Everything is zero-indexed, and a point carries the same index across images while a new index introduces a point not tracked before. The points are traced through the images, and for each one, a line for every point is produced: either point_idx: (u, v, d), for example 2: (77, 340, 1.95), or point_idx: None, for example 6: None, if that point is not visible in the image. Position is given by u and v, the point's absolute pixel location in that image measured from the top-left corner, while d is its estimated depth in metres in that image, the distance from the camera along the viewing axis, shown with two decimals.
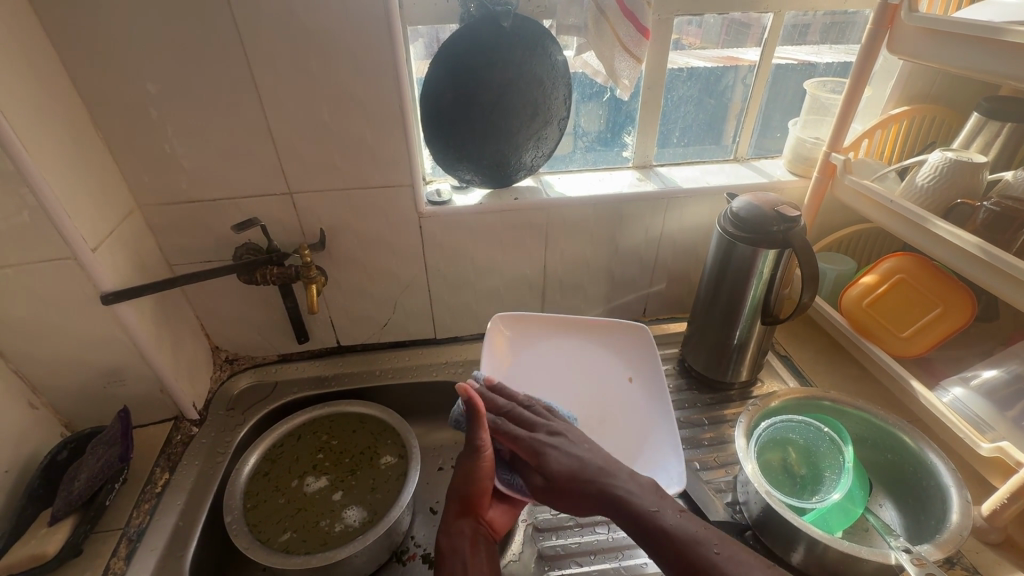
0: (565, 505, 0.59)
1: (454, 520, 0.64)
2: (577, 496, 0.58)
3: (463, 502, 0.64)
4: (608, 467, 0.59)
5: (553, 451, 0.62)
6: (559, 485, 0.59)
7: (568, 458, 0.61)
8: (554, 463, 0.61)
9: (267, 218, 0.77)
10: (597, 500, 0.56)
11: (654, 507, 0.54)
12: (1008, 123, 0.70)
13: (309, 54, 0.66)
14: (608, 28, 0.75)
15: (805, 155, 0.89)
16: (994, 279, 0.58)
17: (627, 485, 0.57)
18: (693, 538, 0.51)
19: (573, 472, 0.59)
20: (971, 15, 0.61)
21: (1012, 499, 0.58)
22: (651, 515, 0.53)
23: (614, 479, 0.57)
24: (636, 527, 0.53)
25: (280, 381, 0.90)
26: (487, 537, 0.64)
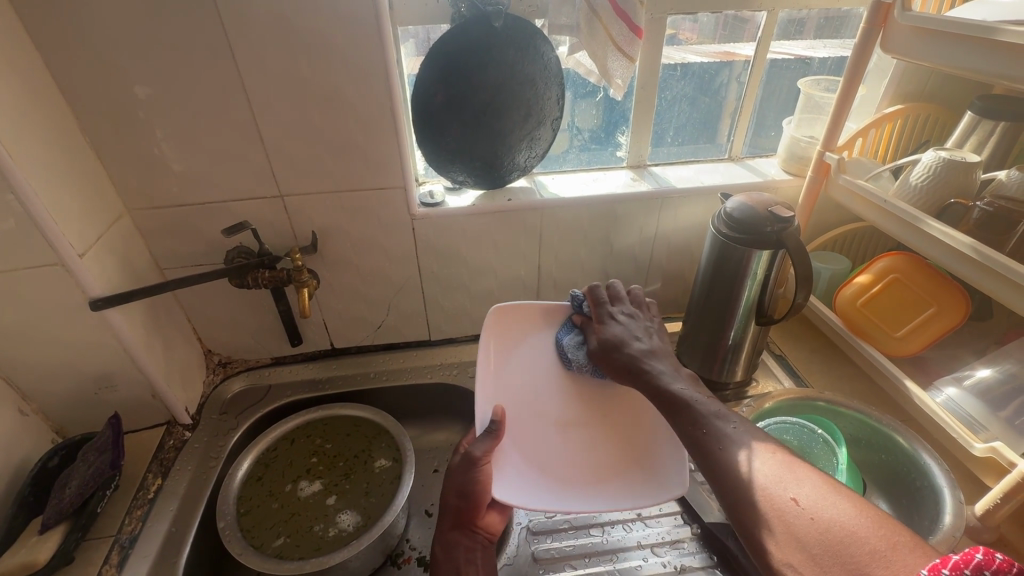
0: (608, 366, 0.68)
1: (450, 532, 0.64)
2: (618, 361, 0.66)
3: (456, 516, 0.64)
4: (653, 354, 0.65)
5: (620, 322, 0.70)
6: (611, 347, 0.68)
7: (622, 333, 0.68)
8: (609, 338, 0.68)
9: (258, 222, 0.76)
10: (635, 371, 0.64)
11: (678, 386, 0.59)
12: (1001, 122, 0.70)
13: (298, 55, 0.65)
14: (601, 27, 0.74)
15: (800, 154, 0.89)
16: (986, 280, 0.58)
17: (662, 369, 0.62)
18: (715, 415, 0.53)
19: (618, 344, 0.67)
20: (964, 14, 0.61)
21: (1005, 499, 0.58)
22: (674, 389, 0.58)
23: (653, 362, 0.64)
24: (660, 395, 0.59)
25: (274, 384, 0.89)
26: (484, 547, 0.64)
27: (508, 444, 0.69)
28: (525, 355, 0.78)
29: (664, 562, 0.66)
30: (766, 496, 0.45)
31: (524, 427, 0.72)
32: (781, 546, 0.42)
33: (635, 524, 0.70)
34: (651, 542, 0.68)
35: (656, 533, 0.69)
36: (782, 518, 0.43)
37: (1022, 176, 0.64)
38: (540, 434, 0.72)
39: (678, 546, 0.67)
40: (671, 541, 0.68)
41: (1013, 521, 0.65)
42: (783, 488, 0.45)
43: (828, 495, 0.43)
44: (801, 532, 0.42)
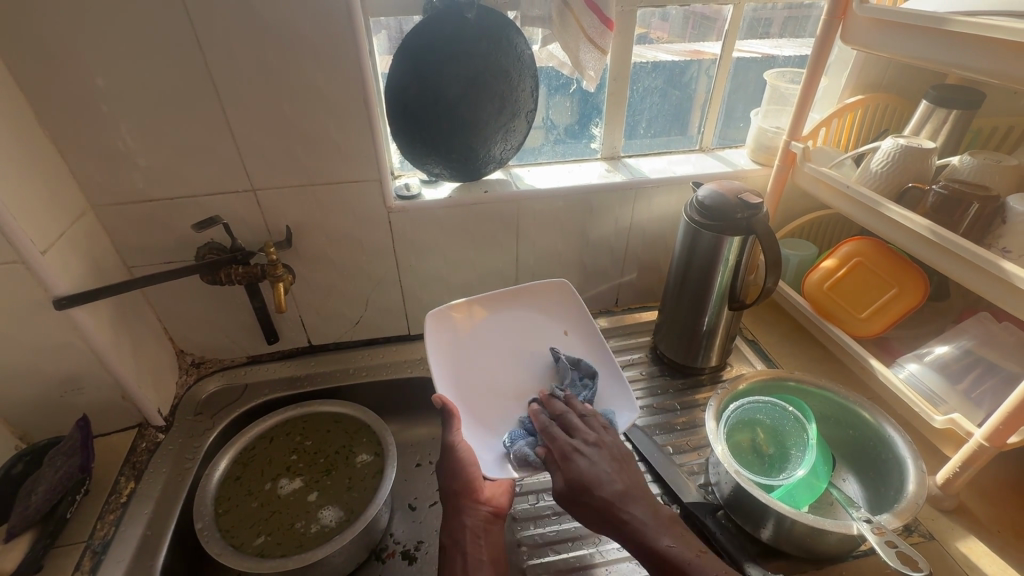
0: (583, 515, 0.61)
1: (452, 515, 0.65)
2: (591, 512, 0.60)
3: (454, 498, 0.65)
4: (626, 493, 0.60)
5: (583, 434, 0.66)
6: (579, 491, 0.61)
7: (594, 470, 0.61)
8: (575, 477, 0.61)
9: (229, 217, 0.75)
10: (608, 523, 0.59)
11: (663, 542, 0.56)
12: (953, 110, 0.73)
13: (267, 46, 0.64)
14: (572, 19, 0.75)
15: (767, 145, 0.91)
16: (942, 258, 0.61)
17: (643, 515, 0.58)
18: (712, 565, 0.54)
19: (591, 485, 0.60)
20: (917, 6, 0.64)
21: (963, 467, 0.62)
22: (664, 547, 0.55)
23: (631, 508, 0.59)
24: (650, 557, 0.55)
25: (251, 383, 0.88)
26: (487, 521, 0.64)
27: (482, 426, 0.73)
28: (486, 336, 0.82)
29: None
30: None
31: (491, 408, 0.75)
32: None
33: None
34: None
35: None
36: None
37: (973, 161, 0.68)
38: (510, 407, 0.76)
39: None
40: None
41: (972, 488, 0.68)
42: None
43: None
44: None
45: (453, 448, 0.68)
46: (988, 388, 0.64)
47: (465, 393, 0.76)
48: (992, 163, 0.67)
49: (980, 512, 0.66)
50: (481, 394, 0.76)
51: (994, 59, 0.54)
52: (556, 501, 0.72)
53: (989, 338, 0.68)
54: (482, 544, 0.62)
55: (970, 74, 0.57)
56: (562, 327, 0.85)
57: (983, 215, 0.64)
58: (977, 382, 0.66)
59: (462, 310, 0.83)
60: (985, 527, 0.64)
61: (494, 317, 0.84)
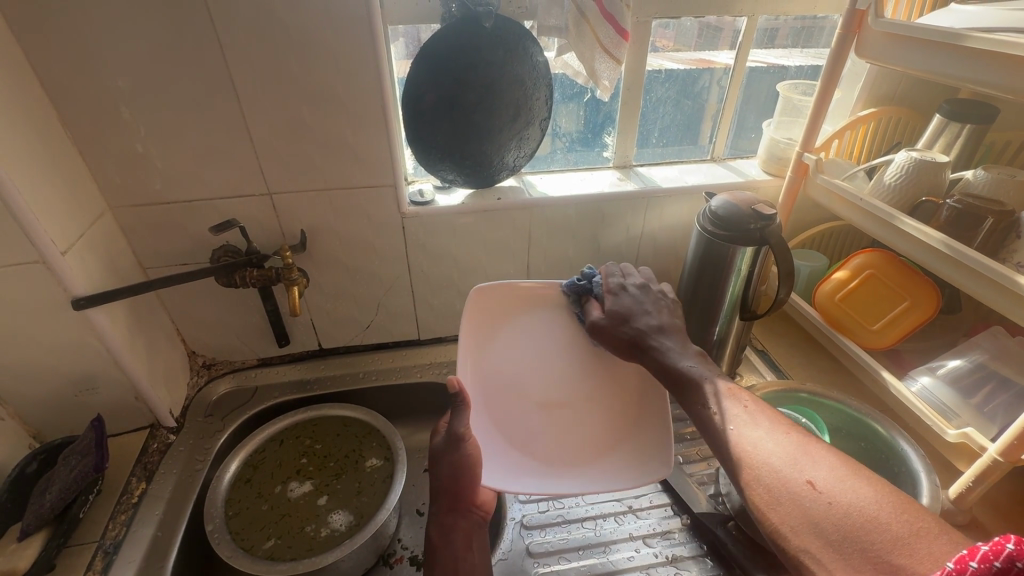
0: (613, 342, 0.70)
1: (448, 516, 0.64)
2: (625, 341, 0.69)
3: (452, 498, 0.65)
4: (665, 326, 0.67)
5: (626, 308, 0.70)
6: (619, 321, 0.70)
7: (634, 309, 0.70)
8: (616, 310, 0.71)
9: (245, 219, 0.75)
10: (639, 349, 0.66)
11: (684, 362, 0.61)
12: (967, 124, 0.74)
13: (287, 51, 0.65)
14: (589, 30, 0.76)
15: (779, 155, 0.92)
16: (956, 272, 0.61)
17: (670, 343, 0.65)
18: (721, 393, 0.56)
19: (627, 318, 0.69)
20: (932, 21, 0.64)
21: (977, 481, 0.61)
22: (681, 366, 0.61)
23: (660, 338, 0.66)
24: (667, 373, 0.61)
25: (261, 385, 0.88)
26: (479, 523, 0.66)
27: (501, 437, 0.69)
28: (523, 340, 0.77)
29: (656, 552, 0.67)
30: (780, 478, 0.46)
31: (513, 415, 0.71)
32: (797, 531, 0.44)
33: (626, 516, 0.71)
34: (643, 533, 0.69)
35: (647, 525, 0.70)
36: (795, 500, 0.45)
37: (987, 175, 0.68)
38: (526, 418, 0.72)
39: (669, 537, 0.68)
40: (662, 532, 0.69)
41: (985, 504, 0.68)
42: (798, 470, 0.46)
43: (845, 478, 0.45)
44: (815, 513, 0.44)
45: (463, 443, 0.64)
46: (1001, 403, 0.64)
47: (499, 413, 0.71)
48: (1007, 178, 0.67)
49: (993, 528, 0.65)
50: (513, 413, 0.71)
51: (1010, 75, 0.54)
52: (565, 509, 0.72)
53: (1002, 353, 0.68)
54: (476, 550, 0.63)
55: (986, 90, 0.57)
56: None
57: (997, 229, 0.64)
58: (990, 397, 0.65)
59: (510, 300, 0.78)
60: (999, 543, 0.64)
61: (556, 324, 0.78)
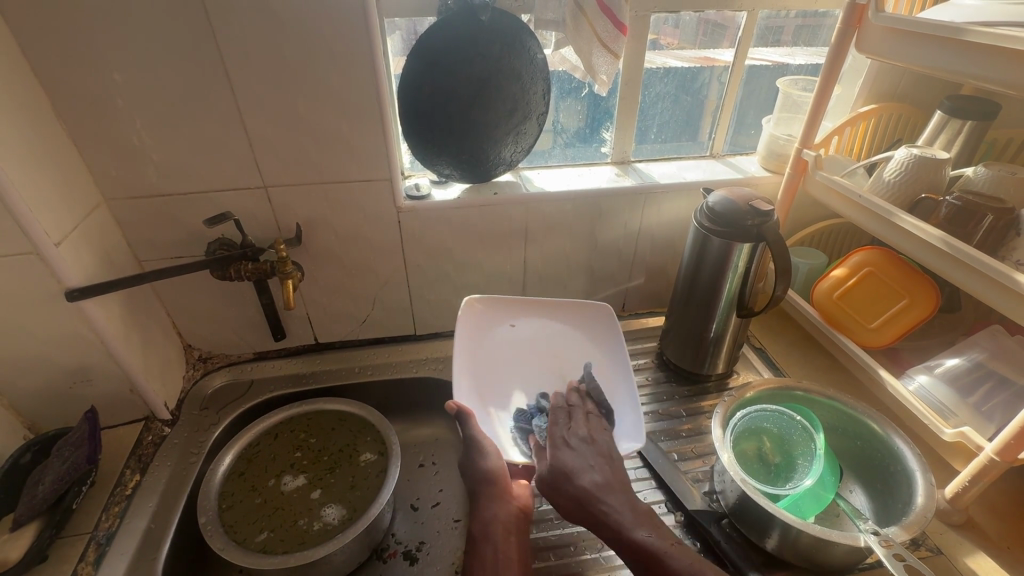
0: (560, 505, 0.63)
1: (481, 504, 0.66)
2: (569, 505, 0.62)
3: (488, 487, 0.67)
4: (611, 484, 0.63)
5: (567, 452, 0.66)
6: (559, 478, 0.63)
7: (570, 464, 0.64)
8: (553, 468, 0.65)
9: (240, 212, 0.75)
10: (586, 517, 0.61)
11: (637, 531, 0.57)
12: (968, 121, 0.73)
13: (282, 43, 0.64)
14: (586, 24, 0.75)
15: (779, 152, 0.91)
16: (955, 270, 0.61)
17: (617, 509, 0.60)
18: (687, 568, 0.54)
19: (569, 475, 0.63)
20: (934, 15, 0.63)
21: (974, 481, 0.61)
22: (638, 540, 0.57)
23: (607, 500, 0.61)
24: (628, 549, 0.57)
25: (257, 379, 0.88)
26: (516, 518, 0.66)
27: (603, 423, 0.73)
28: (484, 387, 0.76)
29: None
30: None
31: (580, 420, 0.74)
32: None
33: None
34: None
35: None
36: None
37: (987, 172, 0.68)
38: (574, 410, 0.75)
39: (662, 534, 0.68)
40: (655, 529, 0.69)
41: (982, 504, 0.67)
42: None
43: None
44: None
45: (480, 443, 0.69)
46: (998, 403, 0.63)
47: (479, 397, 0.75)
48: (1008, 176, 0.66)
49: (990, 528, 0.65)
50: (496, 399, 0.76)
51: (1013, 70, 0.53)
52: None
53: (1000, 351, 0.67)
54: (512, 541, 0.64)
55: (988, 85, 0.56)
56: (508, 320, 0.84)
57: (997, 227, 0.64)
58: (988, 397, 0.65)
59: (460, 365, 0.77)
60: (995, 543, 0.63)
61: (498, 335, 0.82)
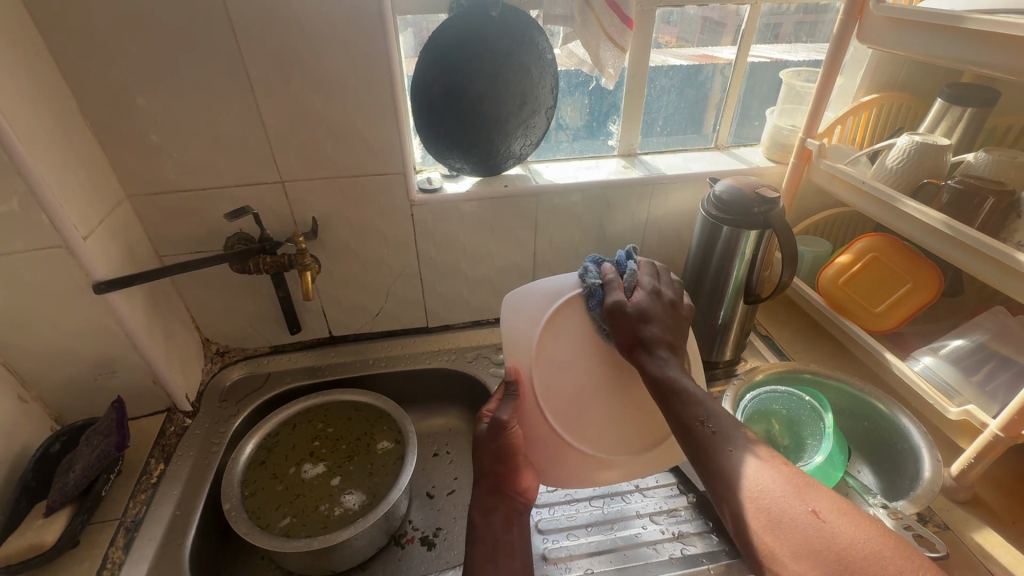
0: (619, 333, 0.62)
1: (489, 497, 0.64)
2: (621, 335, 0.62)
3: (497, 482, 0.64)
4: (664, 342, 0.59)
5: (654, 302, 0.63)
6: (635, 314, 0.61)
7: (641, 306, 0.62)
8: (636, 304, 0.62)
9: (258, 208, 0.77)
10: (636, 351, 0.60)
11: (682, 383, 0.54)
12: (968, 108, 0.74)
13: (299, 40, 0.66)
14: (594, 18, 0.76)
15: (783, 142, 0.93)
16: (957, 251, 0.62)
17: (670, 367, 0.56)
18: (718, 416, 0.50)
19: (631, 317, 0.61)
20: (935, 4, 0.65)
21: (978, 458, 0.63)
22: (668, 375, 0.55)
23: (660, 355, 0.58)
24: (655, 382, 0.56)
25: (273, 372, 0.90)
26: (518, 509, 0.64)
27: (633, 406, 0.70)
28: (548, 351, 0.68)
29: (662, 529, 0.68)
30: (777, 506, 0.43)
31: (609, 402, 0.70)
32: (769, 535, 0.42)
33: (633, 496, 0.73)
34: (649, 511, 0.71)
35: (654, 504, 0.72)
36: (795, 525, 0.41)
37: (988, 158, 0.69)
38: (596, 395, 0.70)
39: (675, 515, 0.70)
40: (668, 511, 0.71)
41: (987, 481, 0.69)
42: (800, 500, 0.43)
43: (845, 513, 0.42)
44: (818, 548, 0.40)
45: (504, 428, 0.65)
46: (1001, 381, 0.65)
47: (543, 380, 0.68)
48: (1007, 160, 0.67)
49: (996, 504, 0.66)
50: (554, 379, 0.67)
51: (1010, 55, 0.55)
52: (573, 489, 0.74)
53: (1004, 332, 0.69)
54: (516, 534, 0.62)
55: (985, 71, 0.58)
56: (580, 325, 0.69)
57: (999, 209, 0.65)
58: (991, 375, 0.66)
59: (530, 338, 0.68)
60: (1000, 518, 0.65)
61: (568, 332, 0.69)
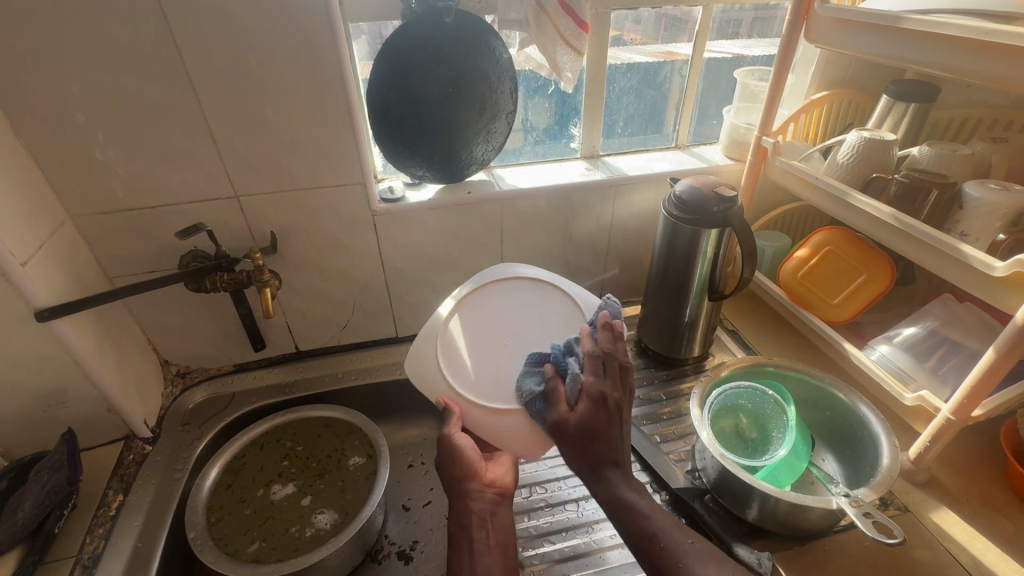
0: (569, 453, 0.58)
1: (458, 501, 0.67)
2: (569, 447, 0.58)
3: (461, 482, 0.68)
4: (620, 452, 0.57)
5: (606, 382, 0.61)
6: (582, 428, 0.58)
7: (585, 417, 0.58)
8: (581, 411, 0.59)
9: (213, 224, 0.75)
10: (589, 474, 0.57)
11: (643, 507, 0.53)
12: (911, 103, 0.77)
13: (245, 50, 0.64)
14: (549, 23, 0.77)
15: (740, 140, 0.94)
16: (904, 242, 0.65)
17: (617, 474, 0.56)
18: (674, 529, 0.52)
19: (570, 427, 0.58)
20: (875, 5, 0.67)
21: (933, 441, 0.65)
22: (629, 498, 0.54)
23: (614, 468, 0.56)
24: (612, 503, 0.54)
25: (238, 391, 0.88)
26: (492, 504, 0.68)
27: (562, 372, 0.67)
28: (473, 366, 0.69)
29: None
30: None
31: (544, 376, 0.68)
32: None
33: None
34: None
35: None
36: None
37: (931, 151, 0.72)
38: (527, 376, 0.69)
39: (649, 513, 0.71)
40: None
41: (942, 462, 0.72)
42: None
43: None
44: None
45: (452, 440, 0.68)
46: (953, 364, 0.68)
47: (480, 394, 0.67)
48: (948, 153, 0.70)
49: (951, 484, 0.69)
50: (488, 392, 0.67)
51: (945, 54, 0.57)
52: (548, 494, 0.74)
53: (952, 318, 0.72)
54: (490, 526, 0.66)
55: (923, 69, 0.60)
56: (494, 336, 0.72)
57: (941, 202, 0.67)
58: (943, 361, 0.69)
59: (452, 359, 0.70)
60: (955, 497, 0.68)
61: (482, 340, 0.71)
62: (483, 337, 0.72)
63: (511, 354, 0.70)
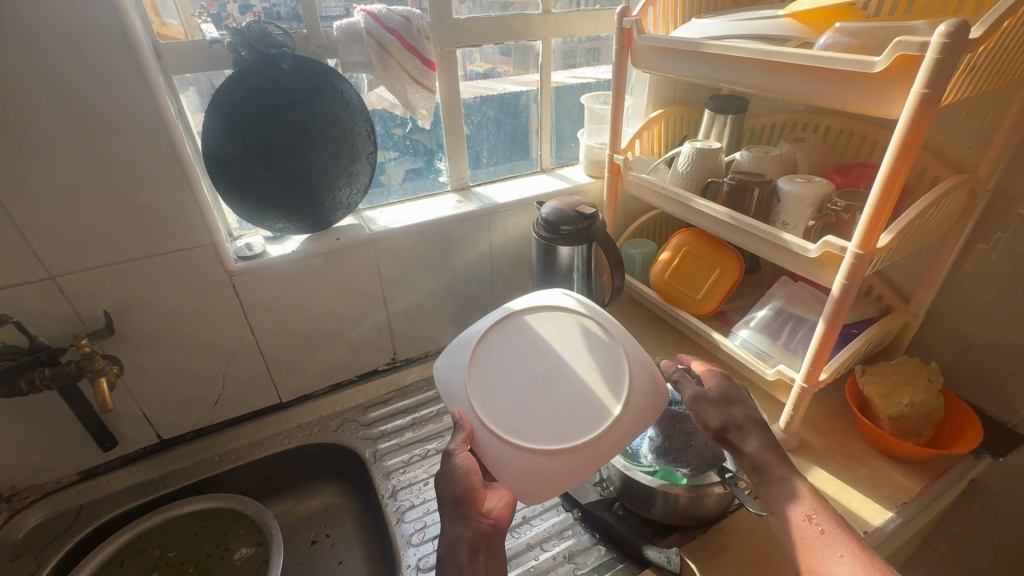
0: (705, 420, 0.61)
1: (449, 526, 0.53)
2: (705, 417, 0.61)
3: (455, 506, 0.53)
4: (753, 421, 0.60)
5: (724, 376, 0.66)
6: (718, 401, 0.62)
7: (721, 393, 0.62)
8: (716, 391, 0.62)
9: (24, 314, 0.64)
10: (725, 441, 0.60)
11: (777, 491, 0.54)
12: (728, 115, 0.88)
13: (39, 114, 0.56)
14: (394, 63, 0.76)
15: (596, 159, 1.01)
16: (742, 237, 0.72)
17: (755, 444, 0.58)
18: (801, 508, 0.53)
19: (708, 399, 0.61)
20: (681, 34, 0.75)
21: (796, 409, 0.72)
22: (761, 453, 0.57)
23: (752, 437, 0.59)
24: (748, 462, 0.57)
25: (88, 502, 0.74)
26: (489, 535, 0.52)
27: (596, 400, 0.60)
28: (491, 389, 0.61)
29: (553, 554, 0.68)
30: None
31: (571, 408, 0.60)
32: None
33: (522, 527, 0.72)
34: (540, 539, 0.70)
35: (543, 531, 0.71)
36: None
37: (750, 155, 0.81)
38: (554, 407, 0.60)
39: (564, 535, 0.70)
40: (556, 533, 0.71)
41: (808, 426, 0.80)
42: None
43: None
44: None
45: (452, 455, 0.56)
46: (800, 337, 0.77)
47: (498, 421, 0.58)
48: (762, 155, 0.80)
49: (817, 444, 0.77)
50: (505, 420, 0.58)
51: (741, 72, 0.65)
52: None
53: (794, 297, 0.81)
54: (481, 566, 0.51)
55: (729, 85, 0.68)
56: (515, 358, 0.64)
57: (764, 197, 0.76)
58: (791, 336, 0.77)
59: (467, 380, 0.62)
60: (822, 455, 0.76)
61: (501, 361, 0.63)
62: (518, 358, 0.64)
63: (538, 374, 0.62)
